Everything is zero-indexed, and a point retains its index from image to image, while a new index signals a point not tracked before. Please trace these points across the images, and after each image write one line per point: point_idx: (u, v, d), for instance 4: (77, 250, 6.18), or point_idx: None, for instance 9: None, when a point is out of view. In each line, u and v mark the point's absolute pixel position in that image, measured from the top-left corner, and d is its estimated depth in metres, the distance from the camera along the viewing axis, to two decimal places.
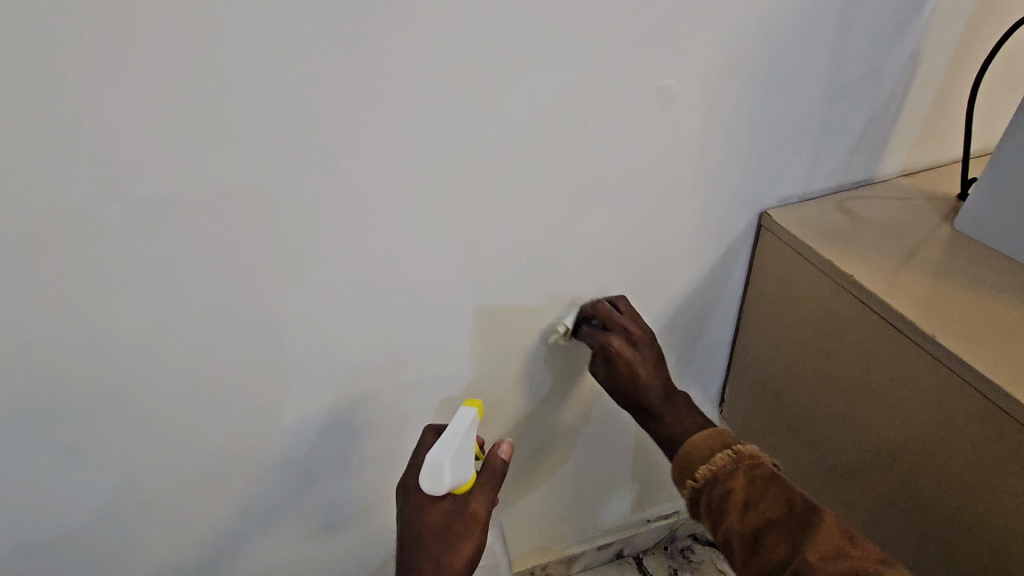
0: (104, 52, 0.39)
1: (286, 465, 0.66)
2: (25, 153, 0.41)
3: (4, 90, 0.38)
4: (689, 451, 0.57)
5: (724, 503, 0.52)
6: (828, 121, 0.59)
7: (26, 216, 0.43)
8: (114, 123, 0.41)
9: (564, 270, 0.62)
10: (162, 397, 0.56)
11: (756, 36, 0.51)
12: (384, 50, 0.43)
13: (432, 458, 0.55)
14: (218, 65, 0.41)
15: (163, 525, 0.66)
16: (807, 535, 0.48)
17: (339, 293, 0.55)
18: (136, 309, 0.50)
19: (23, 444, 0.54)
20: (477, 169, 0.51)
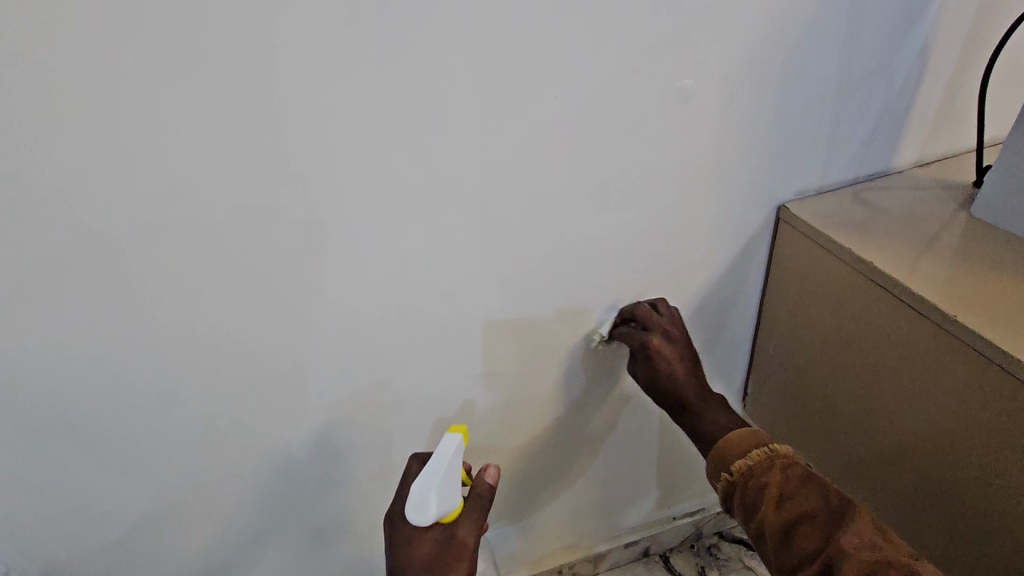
0: (157, 67, 0.41)
1: (307, 469, 0.68)
2: (76, 163, 0.43)
3: (62, 102, 0.41)
4: (724, 448, 0.57)
5: (757, 496, 0.52)
6: (842, 116, 0.60)
7: (76, 222, 0.46)
8: (160, 131, 0.44)
9: (586, 271, 0.63)
10: (199, 398, 0.58)
11: (769, 35, 0.53)
12: (415, 61, 0.46)
13: (419, 488, 0.55)
14: (262, 76, 0.43)
15: (188, 527, 0.67)
16: (841, 527, 0.48)
17: (368, 295, 0.57)
18: (178, 311, 0.52)
19: (69, 442, 0.56)
20: (500, 171, 0.53)
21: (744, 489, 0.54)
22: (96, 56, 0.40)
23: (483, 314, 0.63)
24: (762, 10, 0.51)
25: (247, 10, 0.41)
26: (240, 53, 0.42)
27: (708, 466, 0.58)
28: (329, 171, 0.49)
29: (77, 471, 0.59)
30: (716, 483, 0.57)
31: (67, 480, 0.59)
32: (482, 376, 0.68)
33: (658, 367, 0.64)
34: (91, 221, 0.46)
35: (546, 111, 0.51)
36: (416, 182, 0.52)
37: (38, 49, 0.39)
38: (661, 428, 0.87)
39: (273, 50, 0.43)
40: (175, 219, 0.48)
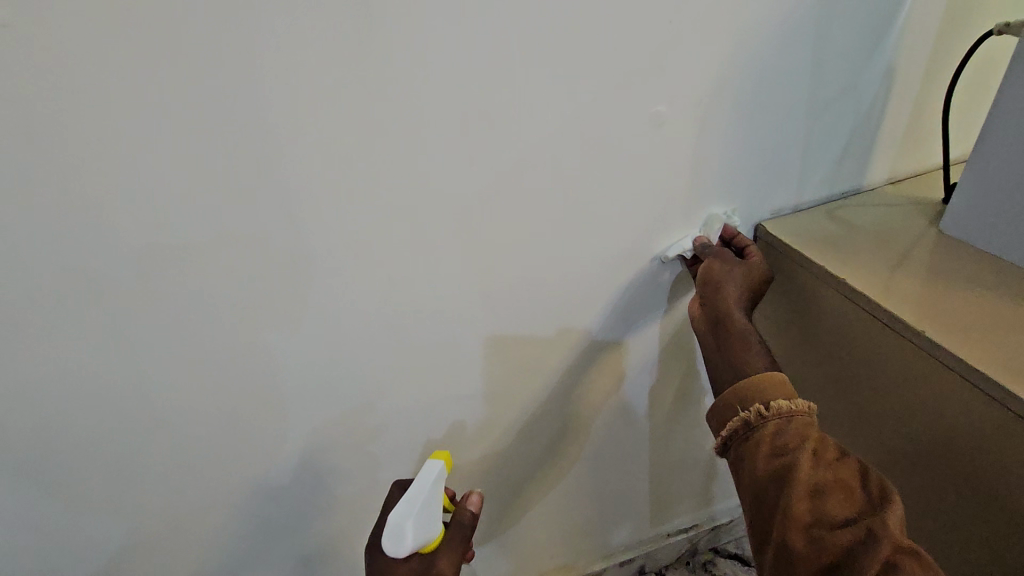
0: (144, 108, 0.43)
1: (293, 494, 0.68)
2: (63, 199, 0.44)
3: (50, 143, 0.42)
4: (767, 383, 0.53)
5: (794, 442, 0.50)
6: (813, 136, 0.62)
7: (63, 257, 0.47)
8: (146, 167, 0.45)
9: (567, 291, 0.65)
10: (187, 425, 0.59)
11: (738, 63, 0.55)
12: (396, 95, 0.47)
13: (395, 518, 0.56)
14: (245, 112, 0.45)
15: (172, 554, 0.67)
16: (877, 508, 0.45)
17: (354, 319, 0.58)
18: (167, 340, 0.53)
19: (55, 471, 0.57)
20: (481, 196, 0.55)
21: (779, 432, 0.51)
22: (82, 97, 0.41)
23: (470, 335, 0.64)
24: (729, 39, 0.53)
25: (230, 53, 0.42)
26: (226, 92, 0.44)
27: (735, 393, 0.55)
28: (314, 201, 0.50)
29: (67, 501, 0.59)
30: (737, 413, 0.54)
31: (57, 510, 0.59)
32: (470, 395, 0.69)
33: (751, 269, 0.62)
34: (79, 255, 0.47)
35: (525, 138, 0.53)
36: (400, 210, 0.53)
37: (24, 92, 0.40)
38: (650, 445, 0.87)
39: (256, 88, 0.44)
40: (161, 251, 0.49)
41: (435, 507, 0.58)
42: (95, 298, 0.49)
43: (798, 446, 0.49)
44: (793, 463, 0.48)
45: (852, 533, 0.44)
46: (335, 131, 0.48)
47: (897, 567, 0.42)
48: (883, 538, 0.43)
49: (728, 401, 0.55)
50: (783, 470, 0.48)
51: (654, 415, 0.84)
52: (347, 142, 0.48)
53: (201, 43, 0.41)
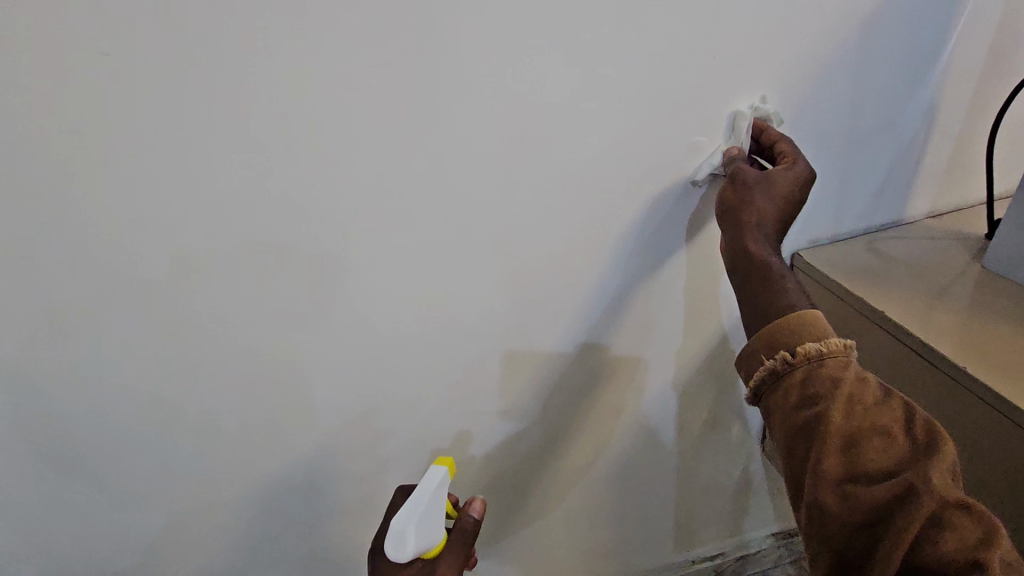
0: (211, 127, 0.46)
1: (318, 494, 0.71)
2: (130, 205, 0.48)
3: (125, 153, 0.46)
4: (795, 325, 0.48)
5: (825, 389, 0.45)
6: (853, 166, 0.62)
7: (126, 257, 0.50)
8: (205, 177, 0.48)
9: (595, 309, 0.66)
10: (226, 420, 0.62)
11: (777, 95, 0.56)
12: (441, 120, 0.50)
13: (397, 524, 0.56)
14: (302, 134, 0.48)
15: (197, 546, 0.70)
16: (923, 461, 0.42)
17: (382, 328, 0.61)
18: (208, 337, 0.56)
19: (103, 456, 0.60)
20: (516, 215, 0.57)
21: (809, 379, 0.46)
22: (157, 116, 0.45)
23: (492, 349, 0.66)
24: (770, 72, 0.54)
25: (293, 80, 0.46)
26: (286, 114, 0.47)
27: (761, 340, 0.50)
28: (354, 217, 0.53)
29: (106, 483, 0.62)
30: (763, 362, 0.49)
31: (95, 492, 0.63)
32: (492, 408, 0.71)
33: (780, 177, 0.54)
34: (135, 254, 0.50)
35: (560, 162, 0.55)
36: (433, 226, 0.55)
37: (109, 109, 0.44)
38: (677, 468, 0.87)
39: (316, 113, 0.47)
40: (214, 255, 0.52)
41: (438, 513, 0.59)
42: (148, 294, 0.53)
43: (831, 394, 0.45)
44: (823, 413, 0.44)
45: (890, 489, 0.41)
46: (380, 153, 0.50)
47: (941, 523, 0.40)
48: (926, 494, 0.40)
49: (754, 348, 0.50)
50: (813, 422, 0.45)
51: (679, 437, 0.84)
52: (394, 163, 0.51)
53: (267, 69, 0.45)
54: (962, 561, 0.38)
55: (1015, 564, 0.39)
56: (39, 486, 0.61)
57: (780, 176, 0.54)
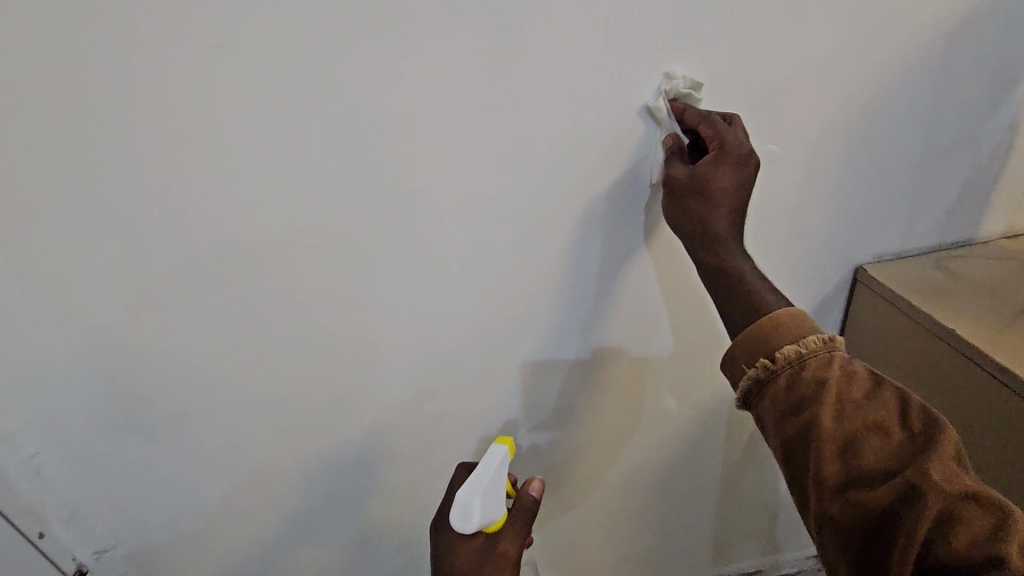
0: (314, 110, 0.50)
1: (369, 470, 0.73)
2: (231, 178, 0.52)
3: (235, 130, 0.50)
4: (771, 329, 0.48)
5: (812, 392, 0.45)
6: (926, 184, 0.62)
7: (221, 229, 0.54)
8: (304, 160, 0.52)
9: (654, 304, 0.69)
10: (293, 391, 0.65)
11: (853, 105, 0.56)
12: (523, 114, 0.53)
13: (462, 497, 0.62)
14: (394, 121, 0.52)
15: (252, 513, 0.72)
16: (922, 453, 0.42)
17: (447, 315, 0.63)
18: (289, 314, 0.60)
19: (176, 422, 0.63)
20: (583, 208, 0.59)
21: (794, 383, 0.46)
22: (268, 97, 0.49)
23: (548, 343, 0.68)
24: (849, 82, 0.55)
25: (394, 74, 0.49)
26: (382, 101, 0.51)
27: (741, 347, 0.50)
28: (433, 206, 0.56)
29: (183, 449, 0.65)
30: (747, 371, 0.49)
31: (172, 457, 0.65)
32: (542, 401, 0.73)
33: (718, 172, 0.52)
34: (231, 231, 0.54)
35: (628, 160, 0.57)
36: (505, 219, 0.58)
37: (227, 87, 0.48)
38: (722, 477, 0.86)
39: (409, 101, 0.51)
40: (299, 232, 0.55)
41: (499, 491, 0.64)
42: (234, 265, 0.56)
43: (818, 397, 0.45)
44: (813, 418, 0.44)
45: (892, 490, 0.41)
46: (466, 146, 0.54)
47: (952, 517, 0.39)
48: (929, 491, 0.40)
49: (734, 357, 0.50)
50: (806, 427, 0.45)
51: (727, 446, 0.83)
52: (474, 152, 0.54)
53: (376, 61, 0.49)
54: (979, 556, 0.38)
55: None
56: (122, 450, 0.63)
57: (714, 172, 0.52)
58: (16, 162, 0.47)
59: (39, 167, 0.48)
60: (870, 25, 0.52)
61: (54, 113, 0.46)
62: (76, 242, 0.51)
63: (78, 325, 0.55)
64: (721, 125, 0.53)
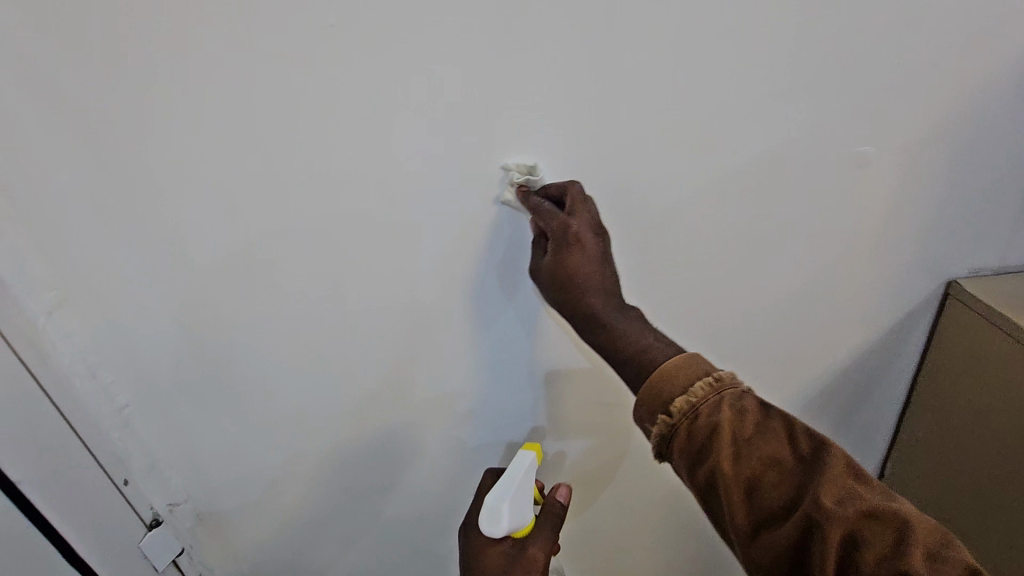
0: (421, 91, 0.50)
1: (413, 454, 0.74)
2: (331, 155, 0.52)
3: (341, 107, 0.50)
4: (661, 383, 0.48)
5: (708, 441, 0.46)
6: (980, 221, 0.62)
7: (311, 206, 0.54)
8: (402, 141, 0.52)
9: (735, 311, 0.66)
10: (356, 372, 0.65)
11: (963, 110, 0.56)
12: (625, 105, 0.52)
13: (491, 501, 0.61)
14: (495, 105, 0.51)
15: (294, 489, 0.73)
16: (815, 476, 0.44)
17: (487, 321, 0.64)
18: (340, 307, 0.61)
19: (245, 388, 0.64)
20: (670, 206, 0.58)
21: (693, 435, 0.47)
22: (379, 76, 0.49)
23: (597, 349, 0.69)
24: (962, 86, 0.54)
25: (506, 58, 0.49)
26: (489, 83, 0.50)
27: (641, 406, 0.50)
28: (494, 209, 0.57)
29: (247, 417, 0.66)
30: (650, 428, 0.49)
31: (232, 427, 0.67)
32: (567, 412, 0.75)
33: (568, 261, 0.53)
34: (317, 207, 0.55)
35: (725, 160, 0.56)
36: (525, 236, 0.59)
37: (344, 65, 0.48)
38: None
39: (516, 86, 0.51)
40: (383, 213, 0.56)
41: (527, 497, 0.63)
42: (315, 240, 0.56)
43: (714, 446, 0.45)
44: (716, 468, 0.45)
45: (797, 526, 0.42)
46: (539, 151, 0.54)
47: (858, 538, 0.41)
48: (831, 519, 0.41)
49: (637, 414, 0.50)
50: (712, 477, 0.46)
51: None
52: (568, 141, 0.54)
53: (480, 59, 0.49)
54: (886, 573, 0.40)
55: (936, 553, 0.40)
56: (197, 409, 0.65)
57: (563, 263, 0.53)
58: (128, 114, 0.48)
59: (150, 120, 0.49)
60: (980, 37, 0.52)
61: (171, 70, 0.47)
62: (174, 200, 0.52)
63: (163, 280, 0.56)
64: (556, 211, 0.54)
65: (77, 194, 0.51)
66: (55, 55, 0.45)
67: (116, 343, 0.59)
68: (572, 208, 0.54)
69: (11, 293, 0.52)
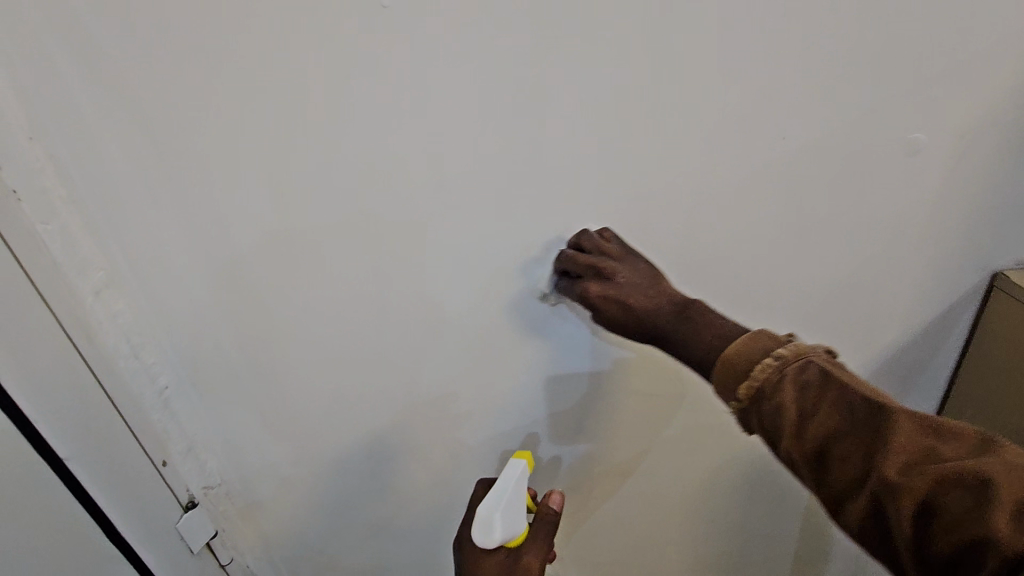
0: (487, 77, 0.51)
1: (437, 446, 0.74)
2: (391, 140, 0.53)
3: (410, 91, 0.51)
4: (723, 375, 0.49)
5: (774, 422, 0.45)
6: (991, 228, 0.64)
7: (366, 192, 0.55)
8: (461, 128, 0.53)
9: (771, 305, 0.67)
10: (393, 360, 0.66)
11: (1017, 102, 0.57)
12: (685, 91, 0.53)
13: (483, 511, 0.61)
14: (557, 90, 0.52)
15: (315, 479, 0.74)
16: (885, 444, 0.41)
17: (513, 318, 0.65)
18: (370, 302, 0.61)
19: (284, 374, 0.65)
20: (721, 193, 0.59)
21: (761, 417, 0.46)
22: (449, 62, 0.50)
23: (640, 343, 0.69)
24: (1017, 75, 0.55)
25: (574, 43, 0.50)
26: (554, 67, 0.51)
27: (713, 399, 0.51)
28: (525, 205, 0.58)
29: (282, 404, 0.67)
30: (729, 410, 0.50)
31: (264, 413, 0.67)
32: (598, 409, 0.75)
33: (608, 309, 0.57)
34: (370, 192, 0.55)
35: (777, 146, 0.57)
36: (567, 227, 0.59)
37: (418, 50, 0.49)
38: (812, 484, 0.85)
39: (580, 72, 0.52)
40: (432, 200, 0.56)
41: (521, 505, 0.63)
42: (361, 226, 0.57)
43: (780, 425, 0.45)
44: (785, 447, 0.45)
45: (869, 499, 0.41)
46: (596, 138, 0.55)
47: (936, 507, 0.38)
48: (903, 492, 0.39)
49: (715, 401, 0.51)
50: (784, 455, 0.45)
51: None
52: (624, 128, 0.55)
53: (525, 57, 0.51)
54: (968, 541, 0.37)
55: None
56: (233, 396, 0.65)
57: (607, 311, 0.57)
58: (187, 94, 0.48)
59: (200, 105, 0.49)
60: None
61: (226, 55, 0.47)
62: (225, 182, 0.53)
63: (206, 262, 0.56)
64: (572, 283, 0.60)
65: (123, 177, 0.51)
66: (112, 35, 0.45)
67: (162, 323, 0.59)
68: (574, 268, 0.59)
69: (61, 271, 0.52)
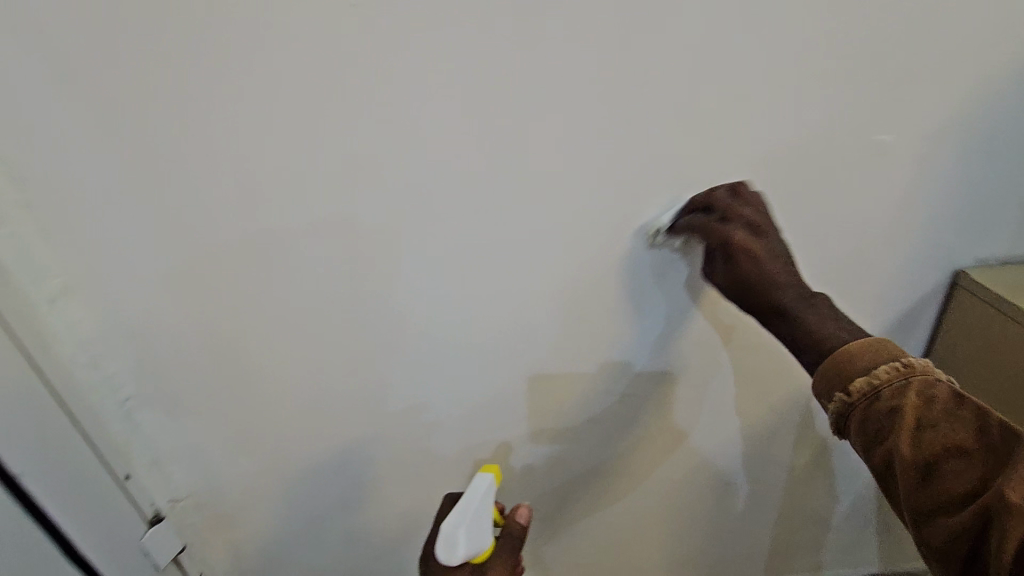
0: (461, 77, 0.50)
1: (411, 453, 0.73)
2: (363, 141, 0.52)
3: (383, 91, 0.50)
4: (841, 363, 0.48)
5: (887, 424, 0.45)
6: (955, 227, 0.66)
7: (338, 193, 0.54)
8: (435, 128, 0.52)
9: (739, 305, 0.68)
10: (366, 366, 0.65)
11: (978, 105, 0.58)
12: (660, 93, 0.53)
13: (447, 527, 0.61)
14: (532, 92, 0.52)
15: (284, 490, 0.72)
16: (1008, 470, 0.41)
17: (491, 322, 0.64)
18: (343, 309, 0.60)
19: (252, 383, 0.63)
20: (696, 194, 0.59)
21: (871, 416, 0.46)
22: (422, 62, 0.49)
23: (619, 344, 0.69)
24: (978, 79, 0.57)
25: (549, 44, 0.50)
26: (528, 69, 0.51)
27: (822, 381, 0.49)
28: (501, 207, 0.57)
29: (251, 413, 0.65)
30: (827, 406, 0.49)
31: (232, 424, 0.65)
32: (574, 412, 0.74)
33: (745, 264, 0.54)
34: (342, 195, 0.54)
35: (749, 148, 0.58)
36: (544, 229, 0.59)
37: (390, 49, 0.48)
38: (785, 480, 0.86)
39: (555, 74, 0.51)
40: (406, 203, 0.55)
41: (487, 520, 0.63)
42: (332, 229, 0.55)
43: (894, 427, 0.45)
44: (891, 450, 0.44)
45: (977, 517, 0.41)
46: (572, 139, 0.55)
47: None
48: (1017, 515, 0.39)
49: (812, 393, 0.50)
50: (885, 459, 0.45)
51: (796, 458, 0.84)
52: (599, 130, 0.55)
53: (501, 61, 0.50)
54: None
55: None
56: (200, 406, 0.63)
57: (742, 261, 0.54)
58: (147, 95, 0.47)
59: (161, 107, 0.47)
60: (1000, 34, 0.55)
61: (189, 54, 0.46)
62: (188, 185, 0.51)
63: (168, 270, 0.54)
64: (709, 223, 0.57)
65: (78, 182, 0.49)
66: (67, 35, 0.44)
67: (123, 332, 0.57)
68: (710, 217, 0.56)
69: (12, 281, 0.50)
